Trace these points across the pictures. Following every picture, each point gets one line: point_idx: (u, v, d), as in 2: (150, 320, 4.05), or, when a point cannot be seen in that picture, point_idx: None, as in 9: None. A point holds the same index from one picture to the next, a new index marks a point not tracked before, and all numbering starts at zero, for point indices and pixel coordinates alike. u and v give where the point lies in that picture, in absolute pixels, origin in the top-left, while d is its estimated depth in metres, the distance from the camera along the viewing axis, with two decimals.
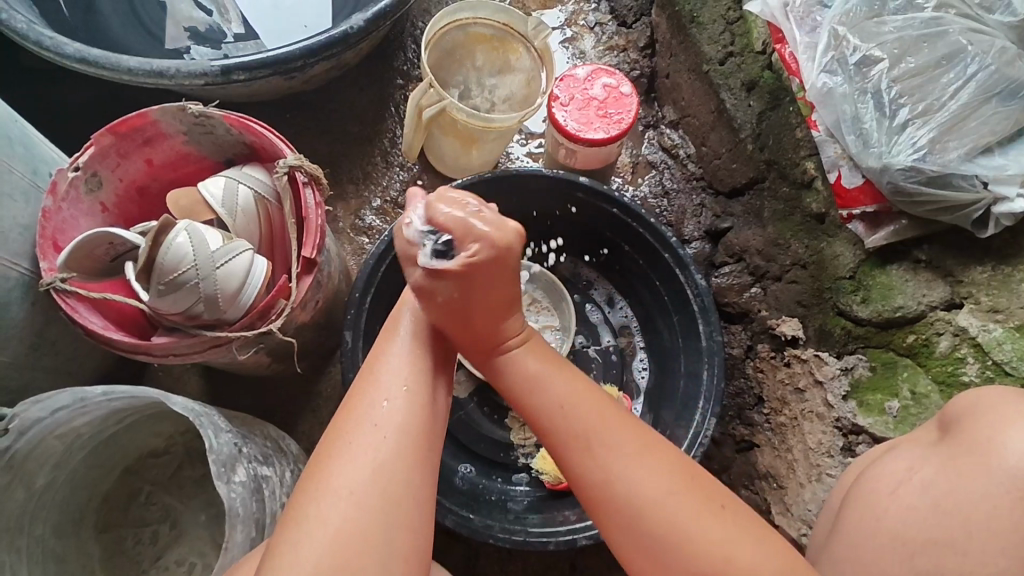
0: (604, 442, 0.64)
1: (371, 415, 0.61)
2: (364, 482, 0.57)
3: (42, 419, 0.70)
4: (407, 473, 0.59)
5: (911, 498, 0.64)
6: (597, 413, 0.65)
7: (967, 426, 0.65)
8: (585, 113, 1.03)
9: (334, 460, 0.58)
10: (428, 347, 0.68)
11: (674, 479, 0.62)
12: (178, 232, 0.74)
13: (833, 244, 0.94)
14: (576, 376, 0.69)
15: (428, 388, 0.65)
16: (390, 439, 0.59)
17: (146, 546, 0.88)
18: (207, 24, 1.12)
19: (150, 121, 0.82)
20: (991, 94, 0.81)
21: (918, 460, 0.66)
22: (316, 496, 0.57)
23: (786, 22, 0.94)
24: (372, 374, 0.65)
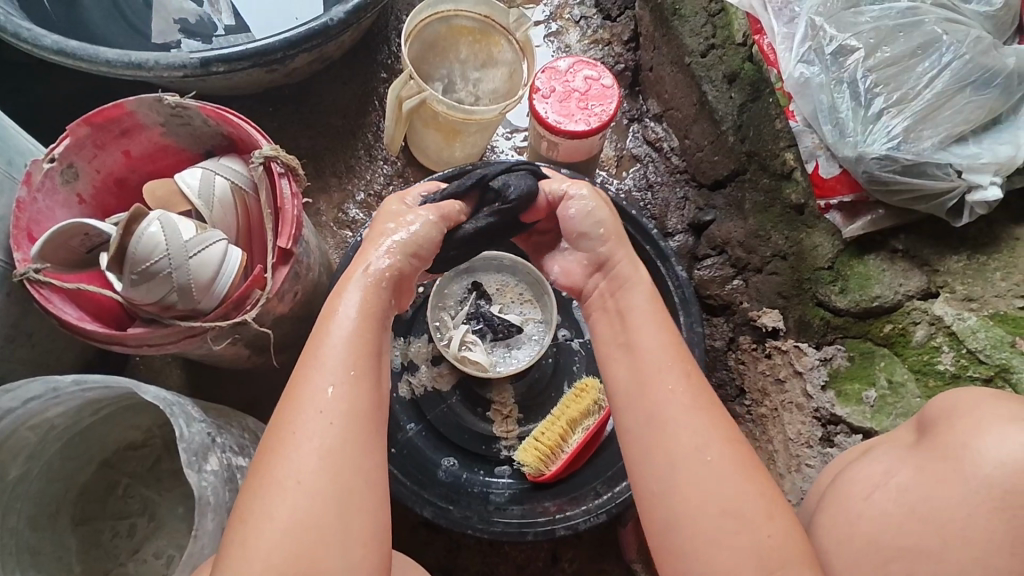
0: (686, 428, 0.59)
1: (314, 398, 0.57)
2: (310, 471, 0.54)
3: (14, 409, 0.70)
4: (358, 460, 0.56)
5: (887, 504, 0.62)
6: (682, 398, 0.61)
7: (942, 428, 0.63)
8: (566, 105, 1.03)
9: (280, 449, 0.55)
10: (372, 321, 0.63)
11: (695, 440, 0.59)
12: (151, 222, 0.73)
13: (813, 235, 0.94)
14: (643, 335, 0.65)
15: (373, 367, 0.60)
16: (335, 425, 0.56)
17: (123, 538, 0.87)
18: (191, 17, 1.12)
19: (127, 112, 0.82)
20: (965, 82, 0.81)
21: (894, 464, 0.64)
22: (261, 493, 0.54)
23: (764, 14, 0.93)
24: (315, 353, 0.60)
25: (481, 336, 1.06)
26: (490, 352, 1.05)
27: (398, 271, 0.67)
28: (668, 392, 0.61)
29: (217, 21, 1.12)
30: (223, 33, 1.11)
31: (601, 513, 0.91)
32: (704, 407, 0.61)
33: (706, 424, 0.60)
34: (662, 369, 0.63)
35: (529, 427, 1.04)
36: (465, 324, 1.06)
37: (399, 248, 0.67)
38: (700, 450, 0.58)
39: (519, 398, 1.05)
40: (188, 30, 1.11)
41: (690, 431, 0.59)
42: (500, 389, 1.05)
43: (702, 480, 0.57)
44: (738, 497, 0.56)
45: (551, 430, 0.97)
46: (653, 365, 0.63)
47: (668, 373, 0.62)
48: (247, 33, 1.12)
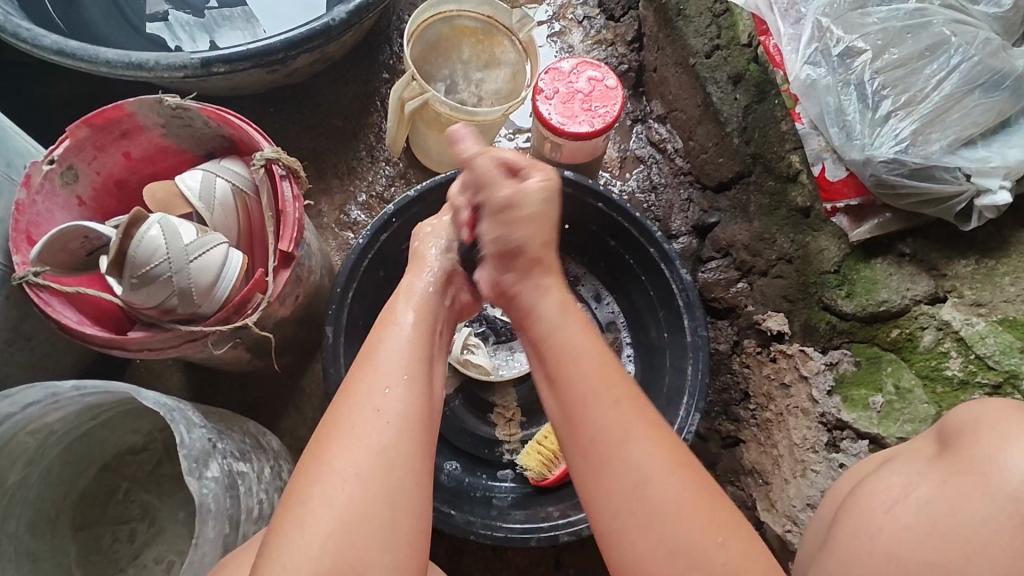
0: (634, 457, 0.59)
1: (372, 396, 0.59)
2: (366, 464, 0.55)
3: (13, 414, 0.69)
4: (409, 457, 0.57)
5: (907, 518, 0.60)
6: (624, 433, 0.61)
7: (966, 441, 0.62)
8: (569, 106, 1.02)
9: (335, 441, 0.57)
10: (426, 331, 0.67)
11: (643, 476, 0.58)
12: (152, 225, 0.72)
13: (819, 238, 0.93)
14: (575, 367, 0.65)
15: (427, 372, 0.63)
16: (391, 423, 0.58)
17: (124, 544, 0.87)
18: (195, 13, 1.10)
19: (127, 114, 0.81)
20: (974, 85, 0.80)
21: (914, 477, 0.63)
22: (317, 480, 0.55)
23: (770, 14, 0.92)
24: (372, 357, 0.63)
25: (483, 339, 1.07)
26: (492, 356, 1.06)
27: (444, 272, 0.75)
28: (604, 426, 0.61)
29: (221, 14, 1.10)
30: (218, 5, 1.11)
31: None
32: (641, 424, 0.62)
33: (657, 453, 0.60)
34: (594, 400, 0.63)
35: (532, 430, 1.03)
36: (468, 327, 1.06)
37: (449, 263, 0.76)
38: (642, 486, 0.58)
39: (521, 402, 1.05)
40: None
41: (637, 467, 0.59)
42: (503, 393, 1.05)
43: (657, 514, 0.57)
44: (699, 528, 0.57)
45: (554, 435, 0.97)
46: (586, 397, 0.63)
47: (604, 402, 0.62)
48: (242, 5, 1.11)
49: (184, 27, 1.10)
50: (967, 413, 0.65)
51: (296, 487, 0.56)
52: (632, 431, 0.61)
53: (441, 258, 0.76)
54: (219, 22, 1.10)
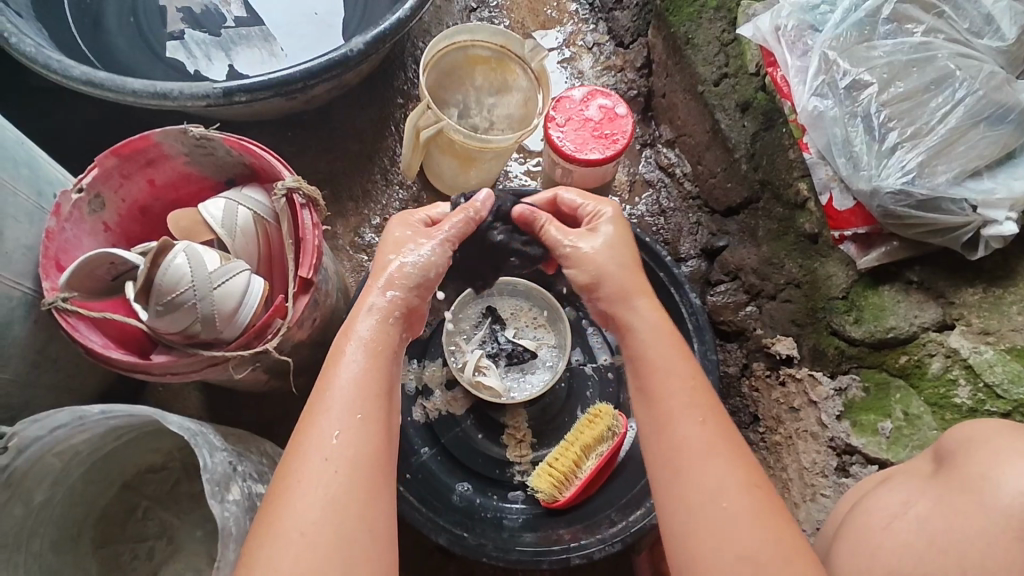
0: (712, 503, 0.60)
1: (321, 443, 0.60)
2: (314, 520, 0.57)
3: (41, 437, 0.71)
4: (357, 506, 0.58)
5: (908, 533, 0.62)
6: (698, 444, 0.63)
7: (960, 460, 0.63)
8: (580, 133, 1.04)
9: (287, 497, 0.58)
10: (380, 363, 0.67)
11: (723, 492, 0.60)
12: (177, 253, 0.75)
13: (827, 264, 0.95)
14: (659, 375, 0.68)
15: (381, 411, 0.64)
16: (340, 472, 0.59)
17: (142, 562, 0.88)
18: (205, 20, 1.14)
19: (153, 144, 0.84)
20: (979, 118, 0.82)
21: (911, 494, 0.65)
22: (266, 541, 0.56)
23: (777, 46, 0.95)
24: (322, 398, 0.64)
25: (494, 361, 1.06)
26: (503, 378, 1.05)
27: (406, 300, 0.73)
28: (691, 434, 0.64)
29: (233, 26, 1.14)
30: (235, 24, 1.14)
31: (613, 543, 0.91)
32: (720, 450, 0.63)
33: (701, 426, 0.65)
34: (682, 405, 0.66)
35: (542, 452, 1.04)
36: (479, 348, 1.06)
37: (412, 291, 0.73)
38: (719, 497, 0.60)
39: (532, 423, 1.06)
40: (195, 20, 1.14)
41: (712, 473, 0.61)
42: (515, 414, 1.05)
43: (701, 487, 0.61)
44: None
45: (564, 457, 0.97)
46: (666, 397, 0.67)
47: (680, 476, 0.62)
48: (259, 24, 1.14)
49: (201, 45, 1.13)
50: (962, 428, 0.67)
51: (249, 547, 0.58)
52: (721, 475, 0.61)
53: (399, 284, 0.73)
54: (232, 31, 1.13)
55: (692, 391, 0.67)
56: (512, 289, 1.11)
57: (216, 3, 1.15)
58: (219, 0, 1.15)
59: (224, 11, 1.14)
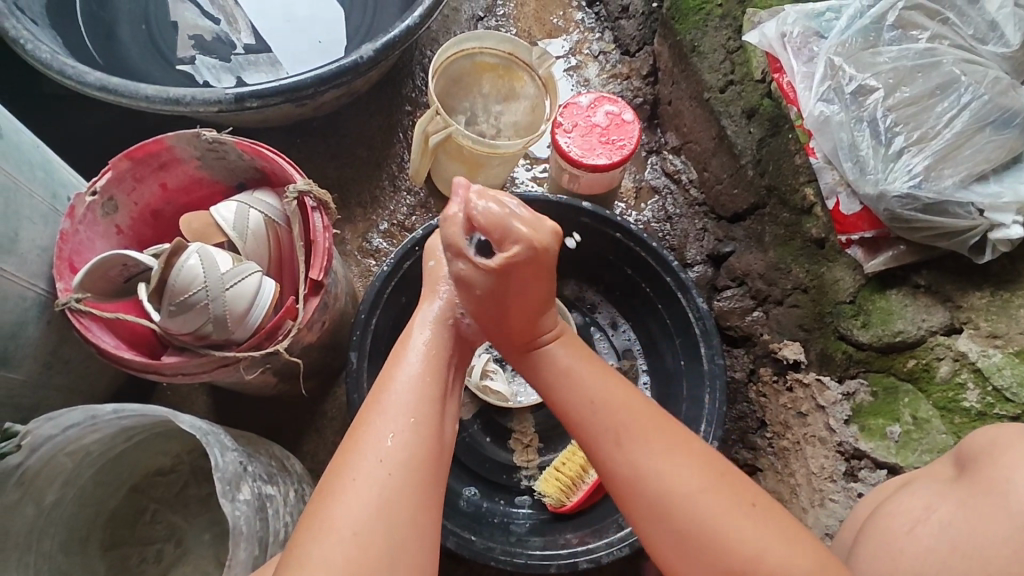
0: (652, 473, 0.62)
1: (380, 445, 0.60)
2: (367, 519, 0.57)
3: (54, 436, 0.71)
4: (407, 511, 0.58)
5: (930, 539, 0.62)
6: (615, 417, 0.65)
7: (983, 463, 0.63)
8: (588, 139, 1.05)
9: (338, 498, 0.58)
10: (436, 368, 0.67)
11: (649, 459, 0.63)
12: (190, 254, 0.76)
13: (834, 268, 0.95)
14: (564, 372, 0.69)
15: (437, 419, 0.64)
16: (393, 476, 0.59)
17: (151, 564, 0.89)
18: (217, 47, 1.15)
19: (166, 147, 0.85)
20: (985, 122, 0.82)
21: (935, 499, 0.65)
22: (316, 538, 0.56)
23: (783, 53, 0.96)
24: (378, 402, 0.64)
25: (501, 366, 1.07)
26: (510, 382, 1.06)
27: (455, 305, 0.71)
28: (604, 406, 0.66)
29: (242, 52, 1.15)
30: (243, 51, 1.15)
31: (623, 547, 0.89)
32: (636, 407, 0.66)
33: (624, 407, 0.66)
34: (581, 381, 0.67)
35: (549, 457, 1.04)
36: (487, 353, 1.07)
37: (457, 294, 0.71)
38: (657, 453, 0.63)
39: (539, 427, 1.06)
40: (203, 46, 1.16)
41: (633, 433, 0.64)
42: (522, 420, 1.05)
43: (634, 458, 0.63)
44: (722, 517, 0.60)
45: (571, 463, 0.98)
46: (567, 375, 0.68)
47: (611, 414, 0.65)
48: (267, 51, 1.16)
49: (211, 69, 1.14)
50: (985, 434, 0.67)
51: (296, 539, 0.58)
52: (638, 433, 0.64)
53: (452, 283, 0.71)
54: (242, 57, 1.15)
55: (606, 374, 0.68)
56: None
57: (225, 29, 1.16)
58: (227, 26, 1.16)
59: (232, 38, 1.16)
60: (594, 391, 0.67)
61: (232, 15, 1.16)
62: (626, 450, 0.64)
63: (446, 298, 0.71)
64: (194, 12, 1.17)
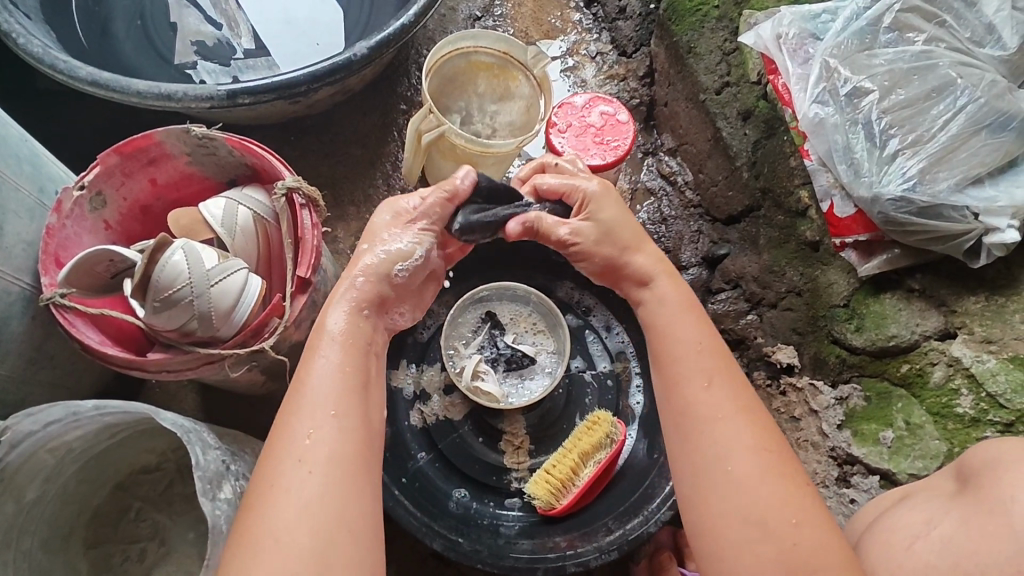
0: (732, 475, 0.61)
1: (300, 444, 0.59)
2: (294, 519, 0.56)
3: (34, 432, 0.71)
4: (335, 505, 0.57)
5: (930, 556, 0.61)
6: (718, 422, 0.63)
7: (985, 479, 0.62)
8: (582, 139, 1.05)
9: (264, 501, 0.57)
10: (352, 356, 0.66)
11: (735, 465, 0.61)
12: (175, 250, 0.75)
13: (828, 272, 0.94)
14: (679, 358, 0.68)
15: (356, 406, 0.63)
16: (316, 471, 0.58)
17: (134, 563, 0.88)
18: (218, 50, 1.14)
19: (155, 143, 0.84)
20: (981, 125, 0.82)
21: (937, 514, 0.64)
22: (244, 546, 0.55)
23: (779, 54, 0.95)
24: (297, 397, 0.63)
25: (493, 366, 1.05)
26: (502, 384, 1.05)
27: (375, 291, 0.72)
28: (702, 397, 0.65)
29: (242, 57, 1.14)
30: (243, 56, 1.14)
31: (611, 551, 0.91)
32: (738, 412, 0.64)
33: (730, 406, 0.64)
34: (692, 364, 0.67)
35: (540, 459, 1.03)
36: (478, 354, 1.05)
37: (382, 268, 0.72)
38: (729, 456, 0.61)
39: (531, 430, 1.04)
40: (206, 51, 1.14)
41: (723, 432, 0.62)
42: (512, 421, 1.04)
43: (714, 458, 0.62)
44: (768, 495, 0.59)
45: (562, 464, 0.95)
46: (682, 359, 0.68)
47: (696, 374, 0.66)
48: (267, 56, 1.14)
49: (210, 73, 1.13)
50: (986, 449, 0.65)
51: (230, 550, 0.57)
52: (732, 434, 0.62)
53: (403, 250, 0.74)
54: (242, 61, 1.14)
55: (725, 372, 0.66)
56: (512, 294, 1.10)
57: (227, 34, 1.15)
58: (229, 32, 1.15)
59: (234, 42, 1.14)
60: (700, 374, 0.66)
61: (235, 20, 1.15)
62: (702, 446, 0.63)
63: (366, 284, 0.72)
64: (195, 18, 1.15)
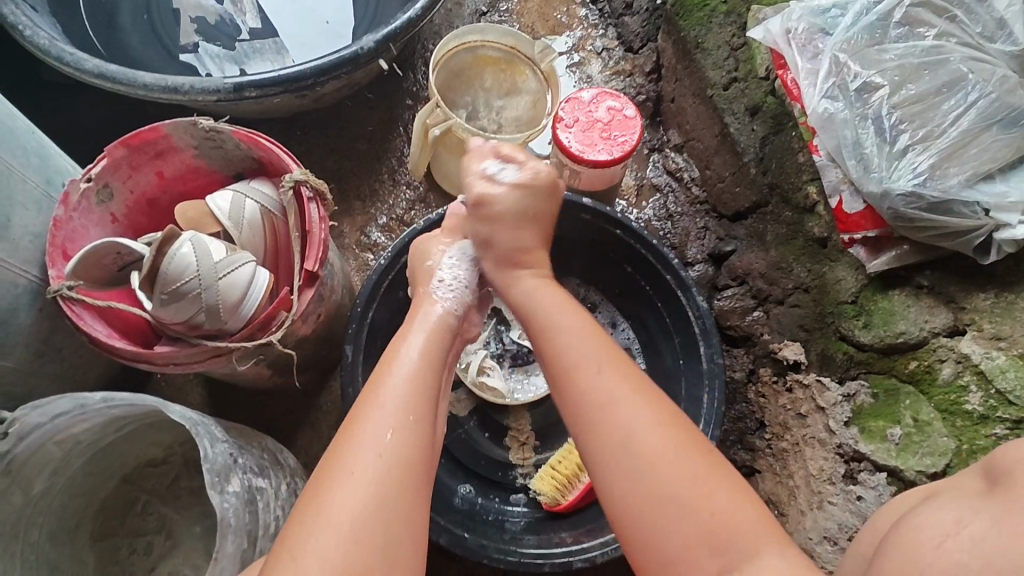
0: (639, 451, 0.61)
1: (377, 441, 0.59)
2: (364, 514, 0.56)
3: (42, 424, 0.70)
4: (402, 504, 0.58)
5: (959, 555, 0.56)
6: (615, 405, 0.63)
7: (1015, 475, 0.60)
8: (589, 135, 1.04)
9: (334, 490, 0.57)
10: (430, 368, 0.67)
11: (637, 439, 0.61)
12: (183, 243, 0.75)
13: (836, 268, 0.94)
14: (581, 376, 0.65)
15: (430, 414, 0.64)
16: (391, 471, 0.58)
17: (140, 556, 0.88)
18: (222, 28, 1.15)
19: (162, 135, 0.84)
20: (991, 121, 0.81)
21: (966, 513, 0.59)
22: (310, 530, 0.55)
23: (788, 49, 0.95)
24: (374, 399, 0.63)
25: (499, 361, 1.06)
26: (507, 379, 1.06)
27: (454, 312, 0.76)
28: (601, 382, 0.65)
29: (249, 37, 1.14)
30: (249, 36, 1.14)
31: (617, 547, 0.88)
32: (631, 391, 0.64)
33: (600, 377, 0.65)
34: (569, 348, 0.67)
35: (546, 454, 1.03)
36: (483, 349, 1.06)
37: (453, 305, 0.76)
38: (635, 433, 0.62)
39: (535, 425, 1.05)
40: (208, 29, 1.14)
41: (626, 415, 0.62)
42: (518, 416, 1.04)
43: (621, 441, 0.62)
44: (675, 478, 0.59)
45: (567, 460, 0.97)
46: (562, 341, 0.68)
47: (574, 356, 0.67)
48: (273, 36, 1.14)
49: (216, 67, 1.12)
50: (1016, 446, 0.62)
51: (286, 530, 0.57)
52: (633, 414, 0.62)
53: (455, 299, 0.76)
54: (248, 44, 1.14)
55: (604, 355, 0.67)
56: None
57: (231, 10, 1.15)
58: (233, 7, 1.15)
59: (238, 19, 1.15)
60: (580, 358, 0.66)
61: None
62: (605, 424, 0.63)
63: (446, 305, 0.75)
64: None
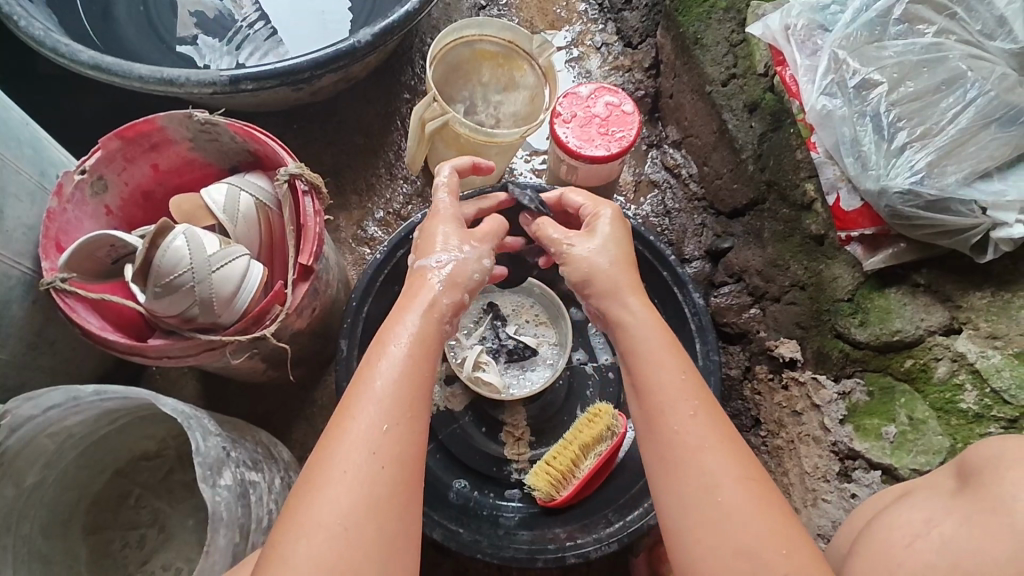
0: (710, 498, 0.59)
1: (368, 437, 0.58)
2: (357, 514, 0.55)
3: (34, 416, 0.70)
4: (396, 501, 0.57)
5: (929, 555, 0.60)
6: (699, 455, 0.61)
7: (986, 479, 0.61)
8: (586, 130, 1.03)
9: (325, 488, 0.56)
10: (425, 359, 0.64)
11: (711, 486, 0.60)
12: (177, 236, 0.75)
13: (832, 266, 0.94)
14: (668, 415, 0.64)
15: (425, 409, 0.62)
16: (387, 470, 0.58)
17: (133, 549, 0.88)
18: (217, 23, 1.15)
19: (157, 128, 0.83)
20: (990, 119, 0.81)
21: (937, 514, 0.63)
22: (303, 529, 0.55)
23: (787, 45, 0.94)
24: (365, 390, 0.61)
25: (495, 357, 1.05)
26: (503, 374, 1.04)
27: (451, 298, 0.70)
28: (680, 429, 0.63)
29: (244, 25, 1.15)
30: (244, 25, 1.15)
31: (611, 543, 0.89)
32: (717, 442, 0.62)
33: (689, 420, 0.63)
34: (663, 393, 0.65)
35: (541, 450, 1.03)
36: (480, 344, 1.05)
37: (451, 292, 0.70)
38: (715, 490, 0.59)
39: (532, 421, 1.04)
40: (205, 24, 1.15)
41: (709, 465, 0.61)
42: (513, 412, 1.04)
43: (691, 489, 0.60)
44: (764, 533, 0.57)
45: (562, 455, 0.95)
46: (652, 381, 0.66)
47: (682, 403, 0.64)
48: (267, 22, 1.15)
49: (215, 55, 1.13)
50: (990, 447, 0.65)
51: (279, 525, 0.57)
52: (715, 467, 0.60)
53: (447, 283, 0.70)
54: (243, 31, 1.15)
55: (693, 399, 0.64)
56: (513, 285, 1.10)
57: (227, 4, 1.16)
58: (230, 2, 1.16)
59: (234, 12, 1.15)
60: (668, 401, 0.64)
61: None
62: (678, 473, 0.61)
63: (445, 291, 0.69)
64: None
